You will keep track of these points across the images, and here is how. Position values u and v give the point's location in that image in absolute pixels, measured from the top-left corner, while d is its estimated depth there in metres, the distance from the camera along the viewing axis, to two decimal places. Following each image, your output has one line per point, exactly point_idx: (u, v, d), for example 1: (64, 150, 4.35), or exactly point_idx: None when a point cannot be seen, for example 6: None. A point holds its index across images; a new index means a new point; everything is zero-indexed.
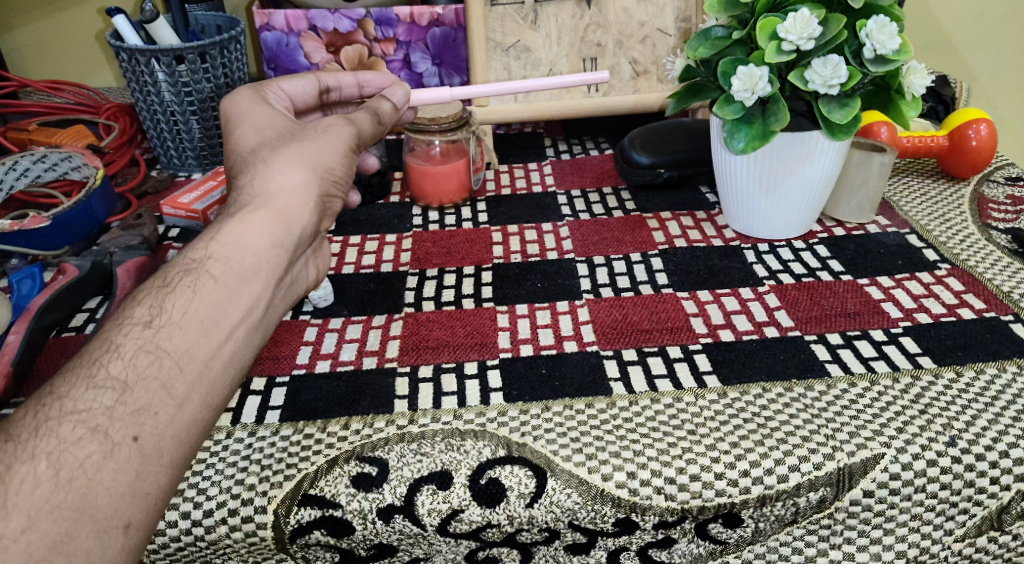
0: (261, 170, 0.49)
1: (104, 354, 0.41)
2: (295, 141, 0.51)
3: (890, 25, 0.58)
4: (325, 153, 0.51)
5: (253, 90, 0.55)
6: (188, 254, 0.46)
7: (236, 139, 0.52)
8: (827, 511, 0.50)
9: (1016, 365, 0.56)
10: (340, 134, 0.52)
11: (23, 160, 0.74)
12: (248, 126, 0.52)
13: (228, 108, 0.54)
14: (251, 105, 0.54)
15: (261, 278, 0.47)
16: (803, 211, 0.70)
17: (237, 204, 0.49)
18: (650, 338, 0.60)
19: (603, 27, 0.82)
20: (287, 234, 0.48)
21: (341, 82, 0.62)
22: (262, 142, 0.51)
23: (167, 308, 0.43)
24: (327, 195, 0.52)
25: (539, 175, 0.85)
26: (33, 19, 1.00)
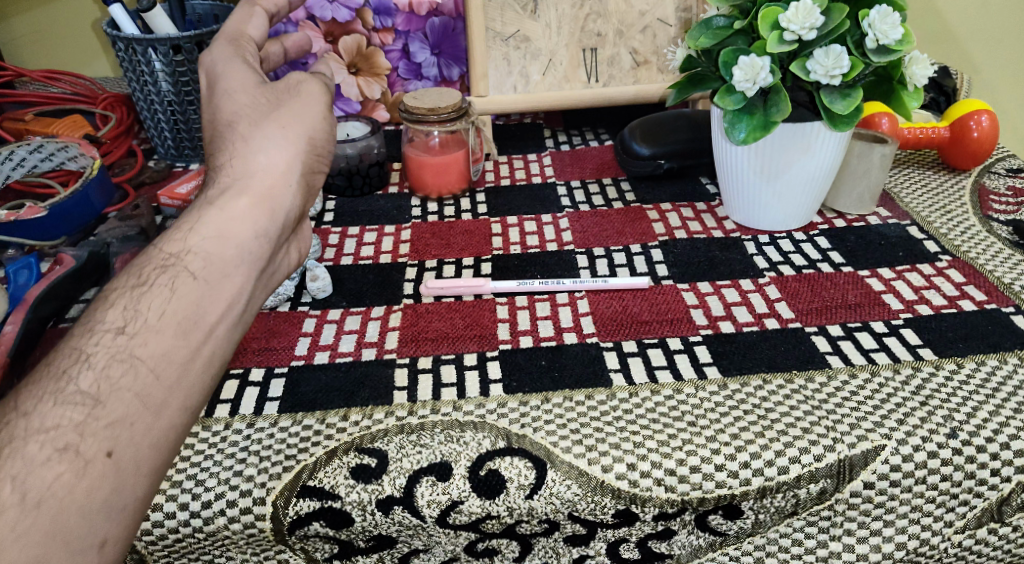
0: (240, 149, 0.51)
1: (73, 366, 0.41)
2: (273, 111, 0.53)
3: (893, 15, 0.58)
4: (305, 124, 0.53)
5: (226, 45, 0.57)
6: (165, 248, 0.47)
7: (214, 104, 0.54)
8: (827, 503, 0.50)
9: (1017, 357, 0.56)
10: (315, 105, 0.55)
11: (20, 150, 0.73)
12: (224, 87, 0.54)
13: (206, 69, 0.55)
14: (225, 61, 0.55)
15: (243, 269, 0.48)
16: (804, 202, 0.70)
17: (216, 188, 0.50)
18: (650, 330, 0.60)
19: (603, 16, 0.82)
20: (270, 220, 0.50)
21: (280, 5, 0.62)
22: (240, 108, 0.53)
23: (142, 310, 0.44)
24: (307, 173, 0.53)
25: (538, 166, 0.84)
26: (29, 9, 0.99)
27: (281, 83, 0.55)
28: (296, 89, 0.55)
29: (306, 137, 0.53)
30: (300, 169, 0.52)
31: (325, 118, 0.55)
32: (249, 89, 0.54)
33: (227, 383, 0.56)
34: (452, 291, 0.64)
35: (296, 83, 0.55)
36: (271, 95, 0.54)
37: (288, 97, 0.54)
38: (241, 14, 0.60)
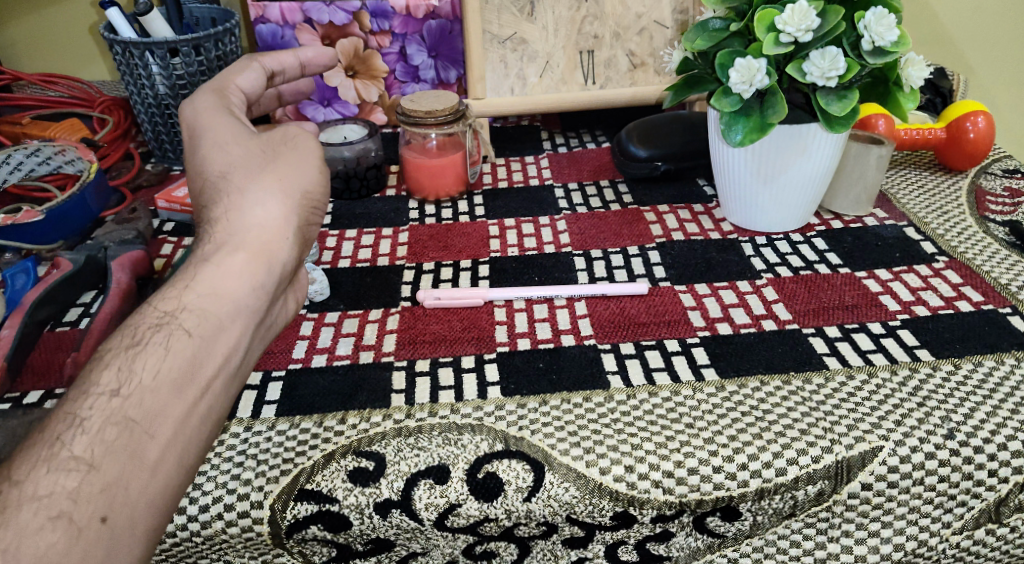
0: (234, 202, 0.50)
1: (66, 431, 0.40)
2: (264, 163, 0.53)
3: (888, 16, 0.58)
4: (299, 176, 0.53)
5: (210, 98, 0.56)
6: (158, 306, 0.46)
7: (199, 154, 0.53)
8: (824, 504, 0.50)
9: (1014, 358, 0.56)
10: (309, 155, 0.55)
11: (17, 154, 0.74)
12: (209, 138, 0.53)
13: (188, 118, 0.55)
14: (209, 113, 0.55)
15: (238, 324, 0.47)
16: (801, 204, 0.70)
17: (208, 243, 0.49)
18: (648, 331, 0.60)
19: (600, 19, 0.82)
20: (266, 274, 0.49)
21: (284, 64, 0.63)
22: (230, 160, 0.52)
23: (137, 370, 0.43)
24: (302, 223, 0.52)
25: (536, 168, 0.84)
26: (26, 13, 0.99)
27: (269, 134, 0.55)
28: (285, 142, 0.55)
29: (300, 190, 0.52)
30: (296, 222, 0.52)
31: (319, 169, 0.55)
32: (239, 141, 0.53)
33: None
34: (453, 301, 0.63)
35: (286, 135, 0.55)
36: (261, 147, 0.53)
37: (279, 149, 0.54)
38: (233, 68, 0.60)
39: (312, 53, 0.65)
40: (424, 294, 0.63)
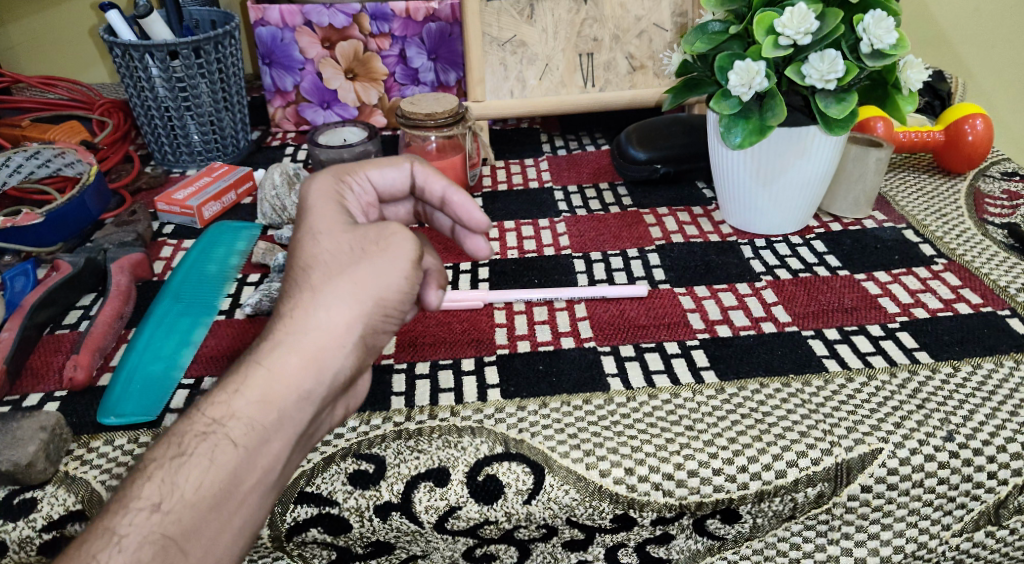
0: (305, 299, 0.43)
1: (103, 546, 0.37)
2: (348, 263, 0.44)
3: (887, 19, 0.58)
4: (378, 281, 0.43)
5: (332, 179, 0.49)
6: (208, 410, 0.41)
7: (297, 238, 0.46)
8: (824, 506, 0.50)
9: (1014, 360, 0.56)
10: (403, 246, 0.44)
11: (17, 156, 0.74)
12: (310, 227, 0.46)
13: (302, 197, 0.48)
14: (322, 199, 0.47)
15: (284, 437, 0.41)
16: (800, 206, 0.70)
17: (269, 337, 0.43)
18: (647, 334, 0.60)
19: (599, 21, 0.82)
20: (317, 386, 0.42)
21: (429, 186, 0.51)
22: (315, 253, 0.44)
23: (179, 484, 0.39)
24: (378, 329, 0.44)
25: (536, 171, 0.84)
26: (26, 15, 0.99)
27: (372, 226, 0.45)
28: (383, 237, 0.44)
29: (375, 296, 0.43)
30: (364, 333, 0.43)
31: (410, 273, 0.44)
32: (335, 231, 0.45)
33: None
34: (453, 304, 0.63)
35: (387, 225, 0.45)
36: (355, 243, 0.44)
37: (373, 247, 0.44)
38: (387, 160, 0.51)
39: (464, 202, 0.51)
40: None
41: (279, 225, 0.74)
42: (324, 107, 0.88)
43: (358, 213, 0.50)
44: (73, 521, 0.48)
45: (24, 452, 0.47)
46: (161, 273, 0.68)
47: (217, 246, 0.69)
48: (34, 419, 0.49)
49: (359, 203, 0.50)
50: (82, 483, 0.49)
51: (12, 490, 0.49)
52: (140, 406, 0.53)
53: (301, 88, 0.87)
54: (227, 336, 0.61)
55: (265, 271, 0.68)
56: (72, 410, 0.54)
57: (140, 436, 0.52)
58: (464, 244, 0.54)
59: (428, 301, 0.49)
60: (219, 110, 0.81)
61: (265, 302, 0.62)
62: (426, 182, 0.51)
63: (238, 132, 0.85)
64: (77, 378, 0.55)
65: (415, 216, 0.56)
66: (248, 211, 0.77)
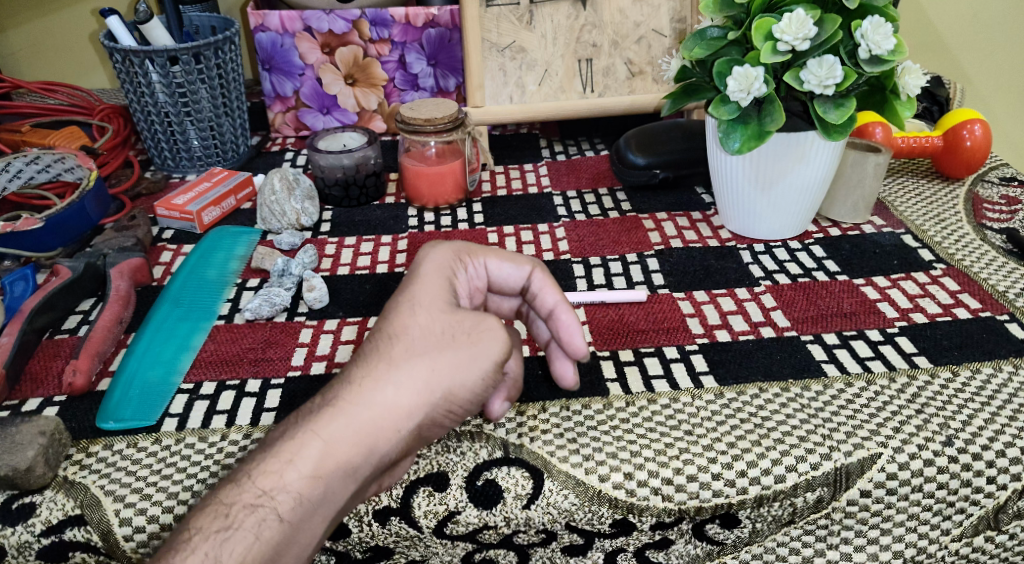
0: (380, 375, 0.43)
1: None
2: (434, 348, 0.44)
3: (885, 25, 0.58)
4: (456, 375, 0.44)
5: (452, 253, 0.50)
6: (259, 479, 0.41)
7: (395, 304, 0.46)
8: (824, 511, 0.50)
9: (1012, 365, 0.56)
10: (492, 346, 0.44)
11: (17, 161, 0.74)
12: (413, 295, 0.46)
13: (414, 262, 0.49)
14: (436, 271, 0.48)
15: (325, 514, 0.42)
16: (798, 211, 0.70)
17: (330, 404, 0.43)
18: (647, 338, 0.60)
19: (598, 27, 0.83)
20: (365, 465, 0.42)
21: (542, 296, 0.52)
22: (406, 326, 0.45)
23: (223, 559, 0.39)
24: (439, 420, 0.44)
25: (535, 176, 0.85)
26: (27, 20, 0.99)
27: (471, 315, 0.45)
28: (475, 329, 0.45)
29: (448, 388, 0.43)
30: (424, 422, 0.44)
31: (489, 374, 0.45)
32: (431, 310, 0.45)
33: (223, 394, 0.56)
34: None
35: (484, 316, 0.45)
36: (448, 327, 0.45)
37: (464, 336, 0.44)
38: (512, 255, 0.52)
39: (570, 325, 0.51)
40: None
41: (278, 230, 0.74)
42: (324, 112, 0.88)
43: (465, 296, 0.50)
44: (72, 526, 0.48)
45: (23, 457, 0.47)
46: (161, 278, 0.68)
47: (217, 249, 0.70)
48: (33, 423, 0.49)
49: (470, 285, 0.51)
50: (81, 488, 0.49)
51: (10, 495, 0.48)
52: (139, 412, 0.53)
53: (301, 93, 0.87)
54: (226, 341, 0.61)
55: (264, 276, 0.69)
56: (71, 415, 0.54)
57: (139, 440, 0.52)
58: (553, 361, 0.53)
59: (491, 409, 0.50)
60: (219, 115, 0.81)
61: (264, 307, 0.62)
62: (539, 292, 0.52)
63: (237, 137, 0.85)
64: (76, 383, 0.55)
65: (516, 313, 0.56)
66: (247, 216, 0.77)
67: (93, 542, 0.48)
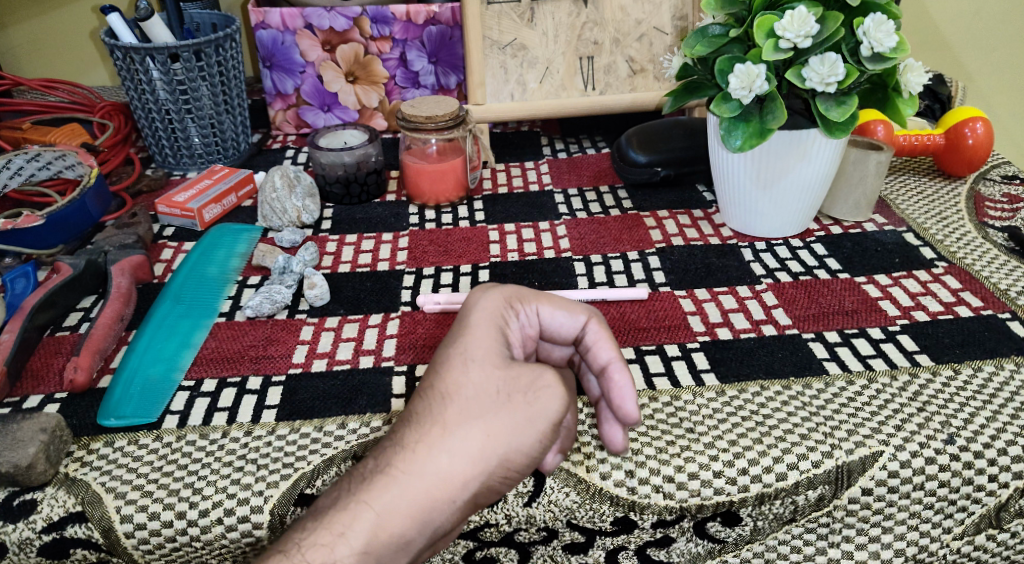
0: (434, 439, 0.44)
1: None
2: (489, 409, 0.44)
3: (887, 23, 0.58)
4: (511, 438, 0.43)
5: (502, 301, 0.49)
6: (310, 551, 0.42)
7: (447, 361, 0.46)
8: (825, 509, 0.50)
9: (1014, 363, 0.56)
10: (548, 407, 0.44)
11: (17, 159, 0.74)
12: (466, 350, 0.46)
13: (466, 311, 0.49)
14: (488, 321, 0.48)
15: None
16: (800, 209, 0.70)
17: (383, 471, 0.43)
18: (648, 336, 0.60)
19: (599, 25, 0.82)
20: (418, 537, 0.42)
21: (598, 350, 0.50)
22: (460, 386, 0.45)
23: None
24: (496, 486, 0.44)
25: (536, 174, 0.84)
26: (28, 18, 0.99)
27: (526, 371, 0.45)
28: (531, 387, 0.44)
29: (504, 451, 0.43)
30: (479, 490, 0.43)
31: (546, 434, 0.44)
32: (485, 366, 0.46)
33: (224, 391, 0.56)
34: (453, 306, 0.63)
35: (539, 373, 0.45)
36: (502, 386, 0.45)
37: (519, 396, 0.44)
38: (567, 303, 0.51)
39: (623, 384, 0.48)
40: (424, 298, 0.63)
41: (279, 227, 0.74)
42: (325, 110, 0.88)
43: (517, 345, 0.49)
44: (73, 523, 0.47)
45: (24, 454, 0.47)
46: (161, 275, 0.68)
47: (217, 247, 0.70)
48: (34, 420, 0.49)
49: (521, 333, 0.50)
50: (82, 485, 0.49)
51: (12, 492, 0.48)
52: (141, 409, 0.53)
53: (301, 91, 0.87)
54: (227, 338, 0.61)
55: (265, 274, 0.68)
56: (72, 412, 0.54)
57: (140, 437, 0.52)
58: (602, 424, 0.50)
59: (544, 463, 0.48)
60: (220, 112, 0.81)
61: (265, 304, 0.62)
62: (594, 345, 0.50)
63: (238, 134, 0.85)
64: (77, 380, 0.55)
65: (568, 364, 0.54)
66: (248, 214, 0.77)
67: (93, 539, 0.48)
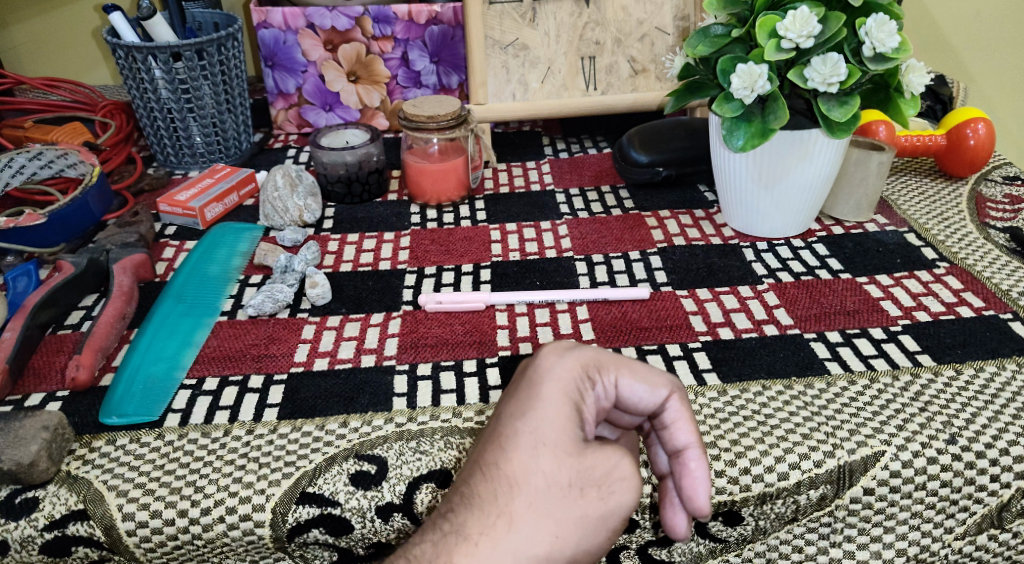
0: (498, 533, 0.40)
1: None
2: (559, 503, 0.41)
3: (889, 23, 0.58)
4: (581, 537, 0.40)
5: (579, 369, 0.44)
6: None
7: (514, 439, 0.42)
8: (826, 509, 0.50)
9: (1015, 363, 0.56)
10: (622, 505, 0.41)
11: (19, 157, 0.74)
12: (537, 430, 0.42)
13: (536, 376, 0.44)
14: (562, 395, 0.43)
15: None
16: (802, 210, 0.70)
17: None
18: (649, 336, 0.60)
19: (601, 25, 0.82)
20: None
21: (675, 431, 0.45)
22: (528, 473, 0.41)
23: None
24: None
25: (537, 173, 0.84)
26: (30, 16, 0.99)
27: (600, 460, 0.42)
28: (606, 480, 0.41)
29: (573, 551, 0.40)
30: None
31: (613, 532, 0.42)
32: (558, 452, 0.41)
33: (226, 390, 0.56)
34: (454, 305, 0.63)
35: (615, 465, 0.42)
36: (575, 477, 0.41)
37: (593, 489, 0.41)
38: (648, 374, 0.45)
39: (698, 477, 0.44)
40: (425, 297, 0.63)
41: (281, 227, 0.74)
42: (326, 109, 0.88)
43: (591, 421, 0.44)
44: (75, 521, 0.48)
45: (26, 451, 0.47)
46: (163, 274, 0.68)
47: (218, 247, 0.69)
48: (36, 418, 0.49)
49: (595, 406, 0.45)
50: (84, 483, 0.49)
51: (13, 490, 0.49)
52: (142, 407, 0.53)
53: (303, 90, 0.87)
54: (229, 337, 0.61)
55: (267, 273, 0.68)
56: (74, 410, 0.54)
57: (141, 436, 0.52)
58: (667, 508, 0.46)
59: None
60: (221, 111, 0.81)
61: (267, 303, 0.62)
62: (672, 425, 0.45)
63: (240, 133, 0.85)
64: (79, 378, 0.55)
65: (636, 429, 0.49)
66: (250, 213, 0.77)
67: (95, 537, 0.48)
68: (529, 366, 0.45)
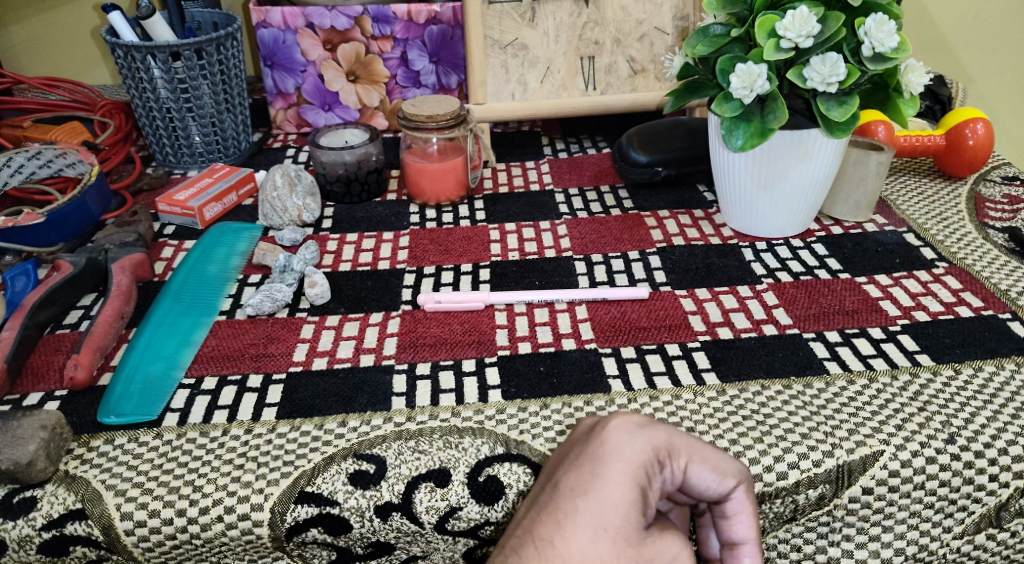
0: None
1: None
2: None
3: (888, 23, 0.58)
4: None
5: (649, 449, 0.42)
6: None
7: (574, 520, 0.40)
8: (826, 508, 0.50)
9: (1014, 363, 0.56)
10: None
11: (18, 157, 0.74)
12: (598, 513, 0.40)
13: (604, 451, 0.42)
14: (630, 477, 0.41)
15: None
16: (801, 210, 0.70)
17: None
18: (649, 336, 0.60)
19: (600, 25, 0.82)
20: None
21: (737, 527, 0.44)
22: (583, 559, 0.39)
23: None
24: None
25: (537, 173, 0.84)
26: (30, 16, 0.99)
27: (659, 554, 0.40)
28: None
29: None
30: None
31: None
32: (619, 542, 0.40)
33: (225, 389, 0.56)
34: (453, 305, 0.63)
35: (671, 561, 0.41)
36: None
37: None
38: (719, 463, 0.44)
39: None
40: (424, 297, 0.63)
41: (280, 226, 0.74)
42: (326, 109, 0.88)
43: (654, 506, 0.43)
44: (74, 520, 0.47)
45: (24, 451, 0.47)
46: (162, 274, 0.68)
47: (217, 246, 0.69)
48: (34, 417, 0.49)
49: (660, 489, 0.43)
50: (82, 482, 0.49)
51: (11, 489, 0.48)
52: (141, 407, 0.53)
53: (302, 90, 0.87)
54: (227, 336, 0.61)
55: (266, 273, 0.68)
56: (72, 409, 0.54)
57: (140, 435, 0.52)
58: None
59: None
60: (220, 111, 0.81)
61: (266, 303, 0.62)
62: (734, 517, 0.44)
63: (239, 133, 0.85)
64: (77, 378, 0.55)
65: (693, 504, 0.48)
66: (249, 212, 0.77)
67: (93, 536, 0.47)
68: (595, 436, 0.43)
